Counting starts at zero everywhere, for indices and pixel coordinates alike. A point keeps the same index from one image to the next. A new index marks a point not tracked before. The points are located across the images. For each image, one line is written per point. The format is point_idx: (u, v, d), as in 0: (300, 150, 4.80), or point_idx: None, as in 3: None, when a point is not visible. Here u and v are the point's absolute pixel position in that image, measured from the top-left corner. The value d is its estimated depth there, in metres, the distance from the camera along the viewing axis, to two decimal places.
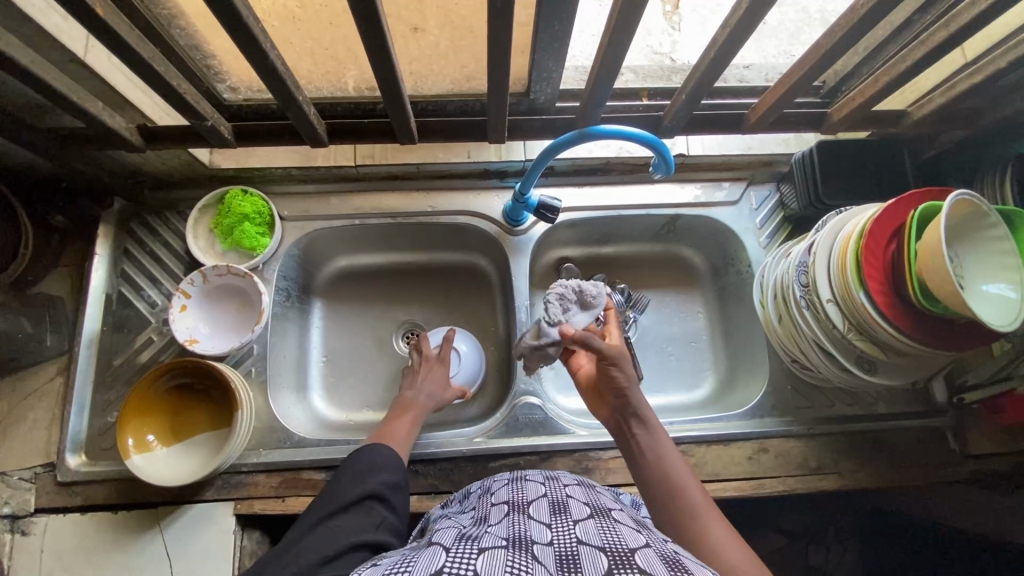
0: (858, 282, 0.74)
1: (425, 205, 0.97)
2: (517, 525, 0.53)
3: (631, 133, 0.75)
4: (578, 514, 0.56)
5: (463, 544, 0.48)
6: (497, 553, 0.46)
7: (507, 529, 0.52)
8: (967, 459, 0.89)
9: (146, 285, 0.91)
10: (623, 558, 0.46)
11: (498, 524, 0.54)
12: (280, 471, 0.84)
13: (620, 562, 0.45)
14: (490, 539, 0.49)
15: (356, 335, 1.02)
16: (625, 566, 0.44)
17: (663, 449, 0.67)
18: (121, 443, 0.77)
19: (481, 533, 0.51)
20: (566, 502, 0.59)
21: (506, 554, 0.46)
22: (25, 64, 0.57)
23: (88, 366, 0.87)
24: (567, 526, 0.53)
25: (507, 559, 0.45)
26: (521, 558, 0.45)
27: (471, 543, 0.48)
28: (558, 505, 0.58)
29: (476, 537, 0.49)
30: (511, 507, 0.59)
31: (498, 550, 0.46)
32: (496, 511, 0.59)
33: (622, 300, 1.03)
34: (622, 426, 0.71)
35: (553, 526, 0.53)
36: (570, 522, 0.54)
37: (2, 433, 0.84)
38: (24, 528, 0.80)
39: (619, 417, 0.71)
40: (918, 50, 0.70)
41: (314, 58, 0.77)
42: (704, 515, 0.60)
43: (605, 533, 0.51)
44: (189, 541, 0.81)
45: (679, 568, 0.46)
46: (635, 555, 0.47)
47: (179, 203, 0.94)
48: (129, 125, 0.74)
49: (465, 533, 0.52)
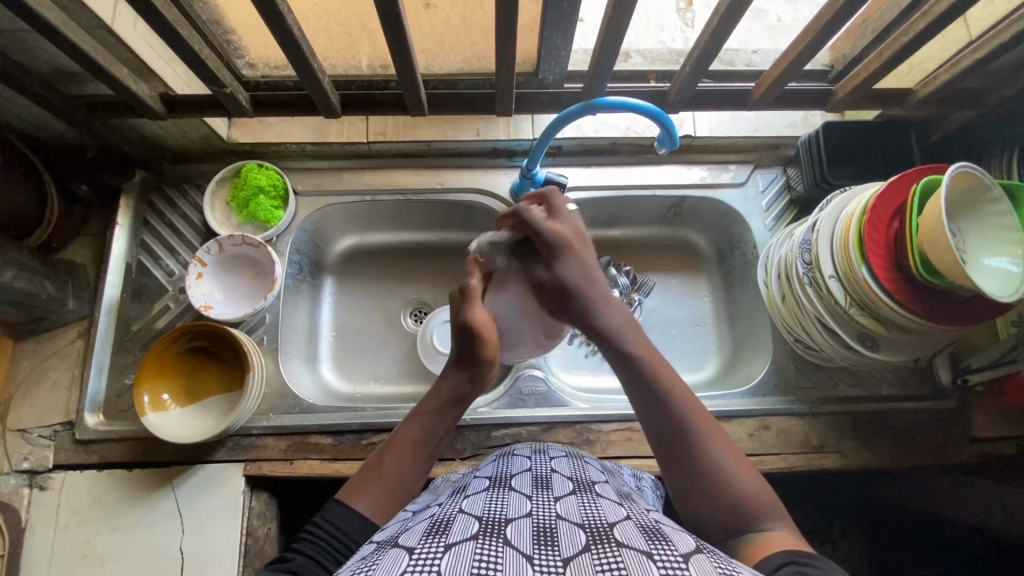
0: (860, 256, 0.75)
1: (434, 182, 0.99)
2: (497, 501, 0.55)
3: (635, 105, 0.77)
4: (559, 488, 0.58)
5: (431, 539, 0.48)
6: (464, 546, 0.46)
7: (485, 505, 0.54)
8: (971, 441, 0.89)
9: (164, 255, 0.94)
10: (601, 533, 0.48)
11: (476, 499, 0.56)
12: (289, 435, 0.86)
13: (598, 537, 0.47)
14: (458, 530, 0.49)
15: (365, 310, 1.04)
16: (603, 542, 0.46)
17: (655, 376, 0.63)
18: (138, 401, 0.80)
19: (452, 518, 0.52)
20: (550, 475, 0.61)
21: (472, 545, 0.46)
22: (57, 26, 0.60)
23: (108, 330, 0.90)
24: (547, 501, 0.54)
25: (476, 547, 0.46)
26: (489, 547, 0.46)
27: (437, 540, 0.47)
28: (541, 479, 0.59)
29: (443, 529, 0.49)
30: (493, 480, 0.61)
31: (464, 543, 0.47)
32: (478, 485, 0.61)
33: (626, 283, 1.06)
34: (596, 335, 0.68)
35: (533, 499, 0.55)
36: (551, 497, 0.56)
37: (24, 392, 0.87)
38: (42, 483, 0.83)
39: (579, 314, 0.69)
40: (922, 21, 0.70)
41: (330, 34, 0.80)
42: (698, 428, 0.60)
43: (585, 509, 0.53)
44: (200, 499, 0.83)
45: (657, 537, 0.48)
46: (614, 529, 0.49)
47: (197, 176, 0.97)
48: (151, 93, 0.78)
49: (435, 520, 0.52)
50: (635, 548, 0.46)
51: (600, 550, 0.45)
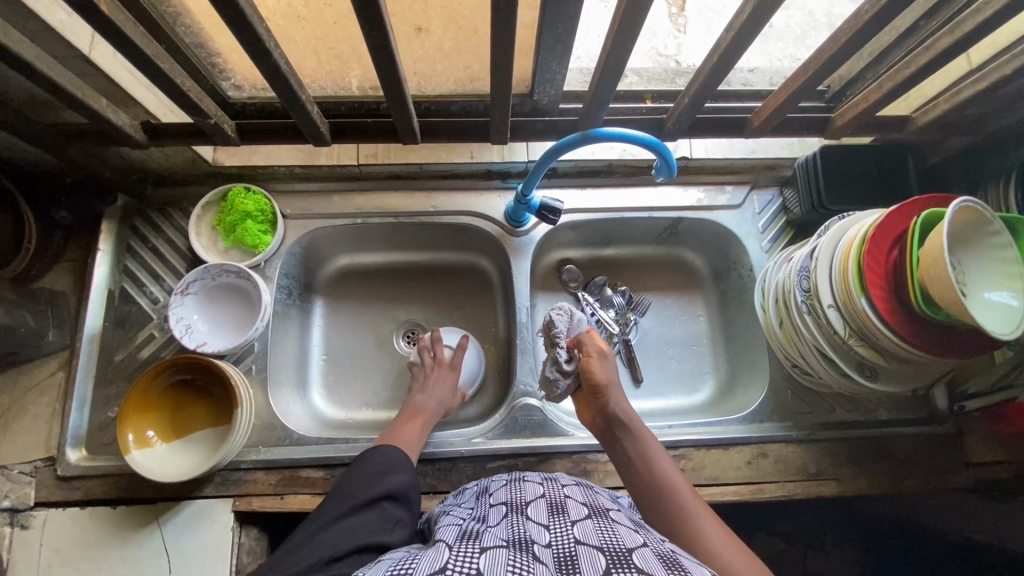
0: (860, 287, 0.74)
1: (427, 205, 0.97)
2: (517, 527, 0.54)
3: (631, 136, 0.75)
4: (576, 513, 0.57)
5: (466, 543, 0.49)
6: (498, 552, 0.47)
7: (506, 528, 0.53)
8: (968, 466, 0.89)
9: (147, 282, 0.91)
10: (620, 557, 0.47)
11: (496, 523, 0.56)
12: (278, 469, 0.84)
13: (618, 561, 0.46)
14: (490, 540, 0.50)
15: (356, 334, 1.02)
16: (623, 566, 0.45)
17: (654, 458, 0.70)
18: (122, 439, 0.77)
19: (481, 533, 0.52)
20: (564, 501, 0.60)
21: (505, 554, 0.47)
22: (32, 61, 0.58)
23: (90, 361, 0.87)
24: (565, 527, 0.53)
25: (508, 557, 0.46)
26: (521, 560, 0.46)
27: (473, 545, 0.49)
28: (557, 506, 0.58)
29: (476, 539, 0.50)
30: (510, 507, 0.60)
31: (499, 549, 0.48)
32: (495, 512, 0.60)
33: (622, 302, 1.05)
34: (608, 429, 0.75)
35: (551, 527, 0.54)
36: (569, 523, 0.54)
37: (4, 425, 0.84)
38: (24, 522, 0.81)
39: (608, 425, 0.76)
40: (924, 55, 0.69)
41: (318, 57, 0.77)
42: (699, 516, 0.63)
43: (603, 533, 0.52)
44: (188, 536, 0.81)
45: (675, 566, 0.47)
46: (633, 554, 0.48)
47: (182, 199, 0.95)
48: (132, 121, 0.75)
49: (465, 534, 0.53)
50: None
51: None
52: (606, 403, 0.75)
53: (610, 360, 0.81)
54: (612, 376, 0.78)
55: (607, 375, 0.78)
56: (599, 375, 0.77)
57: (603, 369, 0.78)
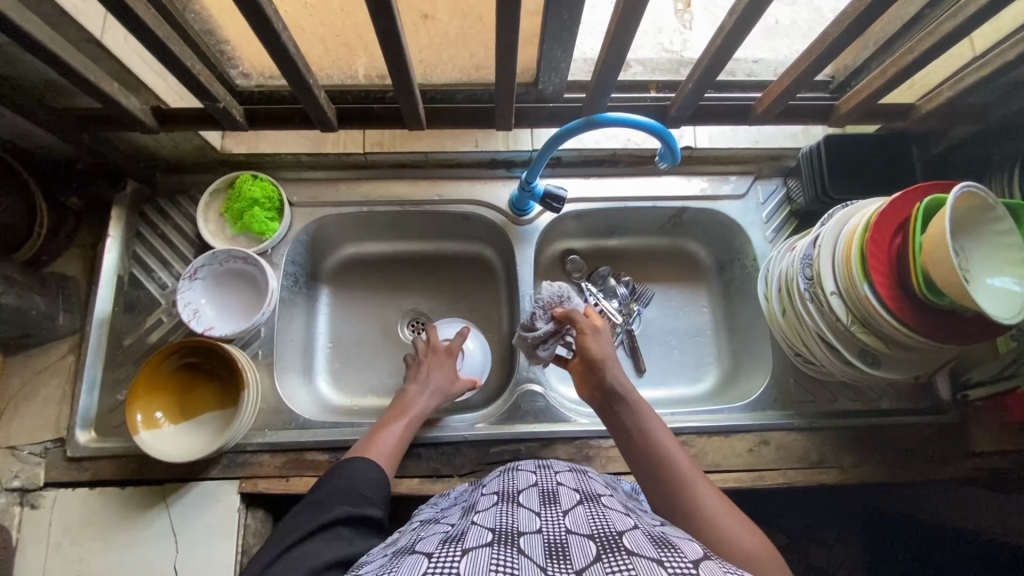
0: (862, 273, 0.74)
1: (432, 193, 0.98)
2: (507, 516, 0.54)
3: (636, 122, 0.75)
4: (567, 502, 0.57)
5: (447, 546, 0.48)
6: (480, 551, 0.46)
7: (495, 518, 0.53)
8: (970, 456, 0.89)
9: (156, 267, 0.92)
10: (611, 543, 0.47)
11: (485, 512, 0.56)
12: (284, 452, 0.85)
13: (609, 547, 0.46)
14: (474, 538, 0.49)
15: (362, 321, 1.03)
16: (614, 551, 0.45)
17: (650, 429, 0.70)
18: (130, 419, 0.79)
19: (465, 529, 0.52)
20: (557, 489, 0.60)
21: (488, 551, 0.46)
22: (45, 43, 0.59)
23: (100, 344, 0.88)
24: (556, 515, 0.53)
25: (492, 554, 0.46)
26: (505, 555, 0.46)
27: (454, 546, 0.47)
28: (548, 494, 0.59)
29: (458, 538, 0.49)
30: (501, 496, 0.60)
31: (480, 549, 0.46)
32: (485, 501, 0.60)
33: (625, 293, 1.04)
34: (607, 403, 0.75)
35: (542, 515, 0.54)
36: (560, 511, 0.55)
37: (15, 407, 0.86)
38: (33, 501, 0.82)
39: (607, 398, 0.75)
40: (927, 41, 0.70)
41: (325, 44, 0.78)
42: (697, 484, 0.63)
43: (594, 520, 0.52)
44: (194, 517, 0.82)
45: (666, 545, 0.47)
46: (623, 539, 0.48)
47: (191, 187, 0.96)
48: (143, 106, 0.76)
49: (448, 532, 0.52)
50: (645, 556, 0.45)
51: (611, 560, 0.44)
52: (602, 374, 0.75)
53: (603, 333, 0.81)
54: (603, 349, 0.78)
55: (600, 348, 0.78)
56: (595, 350, 0.77)
57: (596, 345, 0.78)
